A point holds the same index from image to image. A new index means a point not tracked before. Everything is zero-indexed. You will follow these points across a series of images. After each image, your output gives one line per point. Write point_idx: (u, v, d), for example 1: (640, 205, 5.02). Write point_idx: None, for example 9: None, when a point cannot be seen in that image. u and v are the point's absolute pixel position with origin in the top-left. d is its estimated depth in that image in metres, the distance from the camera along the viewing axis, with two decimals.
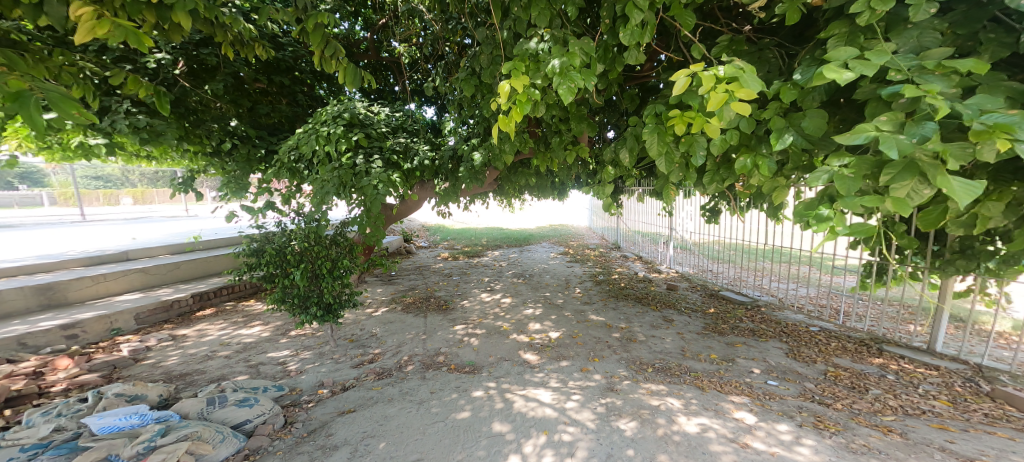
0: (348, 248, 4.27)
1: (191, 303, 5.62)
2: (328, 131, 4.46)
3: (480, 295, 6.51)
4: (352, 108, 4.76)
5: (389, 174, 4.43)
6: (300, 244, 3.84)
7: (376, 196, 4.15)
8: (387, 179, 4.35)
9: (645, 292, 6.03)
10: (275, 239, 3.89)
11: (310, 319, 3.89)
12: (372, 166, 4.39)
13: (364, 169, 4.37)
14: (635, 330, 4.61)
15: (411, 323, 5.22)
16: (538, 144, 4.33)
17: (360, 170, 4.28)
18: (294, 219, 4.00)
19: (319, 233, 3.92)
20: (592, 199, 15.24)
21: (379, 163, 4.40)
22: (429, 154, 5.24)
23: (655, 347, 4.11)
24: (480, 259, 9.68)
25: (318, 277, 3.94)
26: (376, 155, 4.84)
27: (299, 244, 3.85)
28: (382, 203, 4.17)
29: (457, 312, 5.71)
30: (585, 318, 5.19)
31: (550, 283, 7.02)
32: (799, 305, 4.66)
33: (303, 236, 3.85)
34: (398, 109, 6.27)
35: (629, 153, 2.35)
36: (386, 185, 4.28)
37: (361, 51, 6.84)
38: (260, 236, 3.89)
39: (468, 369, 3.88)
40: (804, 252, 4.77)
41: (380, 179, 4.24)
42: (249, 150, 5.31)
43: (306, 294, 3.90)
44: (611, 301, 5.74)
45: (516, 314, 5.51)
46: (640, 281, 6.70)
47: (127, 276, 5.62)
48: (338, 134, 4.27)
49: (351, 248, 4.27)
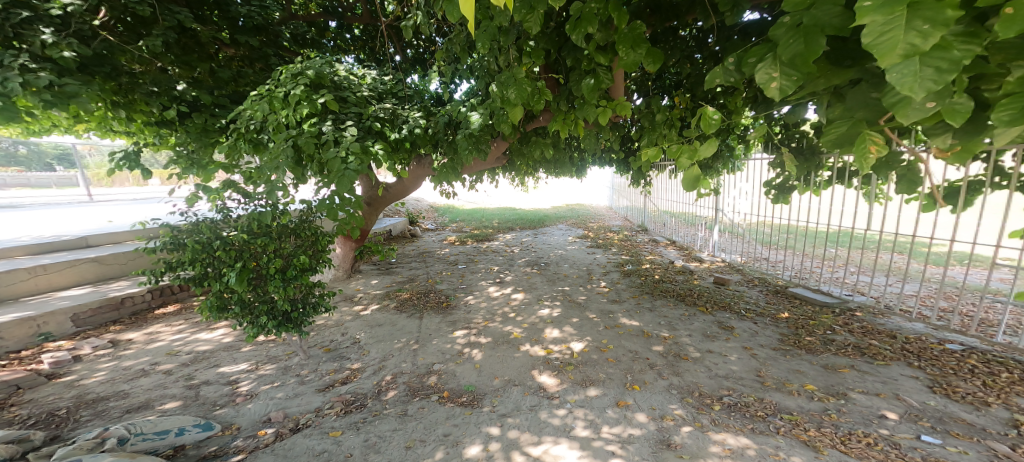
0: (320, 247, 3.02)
1: (150, 300, 4.78)
2: (285, 91, 3.13)
3: (488, 289, 5.53)
4: (317, 65, 3.39)
5: (369, 144, 3.41)
6: (240, 234, 2.58)
7: (344, 167, 2.88)
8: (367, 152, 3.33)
9: (690, 288, 4.89)
10: (203, 233, 2.55)
11: (259, 332, 2.70)
12: (346, 135, 3.15)
13: (331, 138, 3.08)
14: (684, 343, 3.56)
15: (402, 328, 4.27)
16: (560, 100, 3.26)
17: (328, 140, 3.02)
18: (241, 204, 2.70)
19: (263, 220, 2.59)
20: (614, 176, 13.90)
21: (356, 130, 3.20)
22: (424, 124, 4.08)
23: (716, 368, 3.09)
24: (490, 244, 8.66)
25: (264, 277, 2.68)
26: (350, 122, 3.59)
27: (238, 234, 2.58)
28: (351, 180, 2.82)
29: (459, 311, 4.74)
30: (616, 322, 4.16)
31: (570, 274, 5.97)
32: (904, 312, 3.52)
33: (256, 231, 2.61)
34: (386, 72, 5.18)
35: (779, 76, 1.16)
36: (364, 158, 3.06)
37: (355, 16, 5.82)
38: (188, 226, 2.61)
39: (465, 399, 2.93)
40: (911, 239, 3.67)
41: (351, 149, 3.01)
42: (205, 118, 3.67)
43: (260, 300, 2.71)
44: (646, 300, 4.66)
45: (530, 315, 4.54)
46: (678, 273, 5.54)
47: (77, 267, 4.81)
48: (299, 94, 3.01)
49: (321, 252, 2.99)
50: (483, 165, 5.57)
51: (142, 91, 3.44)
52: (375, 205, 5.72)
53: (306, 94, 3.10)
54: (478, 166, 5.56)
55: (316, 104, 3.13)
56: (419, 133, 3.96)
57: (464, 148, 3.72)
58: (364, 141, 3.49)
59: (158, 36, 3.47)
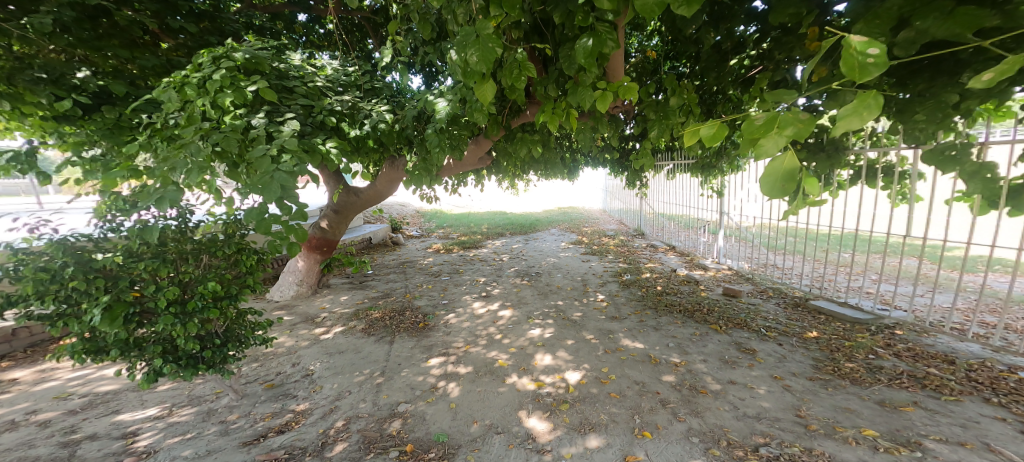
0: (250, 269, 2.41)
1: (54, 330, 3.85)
2: (203, 75, 2.48)
3: (471, 305, 4.92)
4: (251, 48, 2.79)
5: (316, 142, 2.80)
6: (116, 256, 1.87)
7: (271, 168, 2.18)
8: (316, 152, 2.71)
9: (698, 301, 4.28)
10: (56, 254, 1.82)
11: (150, 380, 2.01)
12: (283, 130, 2.52)
13: (262, 133, 2.45)
14: (700, 372, 2.99)
15: (366, 355, 3.63)
16: (549, 82, 2.73)
17: (257, 134, 2.37)
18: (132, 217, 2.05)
19: (146, 237, 1.86)
20: (607, 177, 13.43)
21: (296, 125, 2.59)
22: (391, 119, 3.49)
23: (745, 407, 2.51)
24: (477, 252, 8.06)
25: (149, 313, 1.97)
26: (297, 116, 2.97)
27: (116, 256, 1.88)
28: (278, 185, 2.11)
29: (437, 333, 4.13)
30: (617, 346, 3.60)
31: (562, 286, 5.39)
32: (955, 327, 2.99)
33: (138, 253, 1.94)
34: (352, 62, 4.58)
35: None
36: (303, 158, 2.41)
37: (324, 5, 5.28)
38: (44, 243, 1.90)
39: (434, 455, 2.33)
40: (938, 244, 3.12)
41: (285, 146, 2.36)
42: (118, 112, 3.10)
43: (147, 341, 2.01)
44: (648, 317, 4.09)
45: (518, 337, 3.94)
46: (682, 283, 4.97)
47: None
48: (220, 78, 2.37)
49: (242, 277, 2.33)
50: (462, 166, 4.98)
51: (25, 77, 2.80)
52: (344, 213, 5.01)
53: (230, 79, 2.46)
54: (458, 168, 4.99)
55: (245, 91, 2.50)
56: (385, 129, 3.36)
57: (434, 146, 3.13)
58: (310, 138, 2.88)
59: (49, 14, 2.90)
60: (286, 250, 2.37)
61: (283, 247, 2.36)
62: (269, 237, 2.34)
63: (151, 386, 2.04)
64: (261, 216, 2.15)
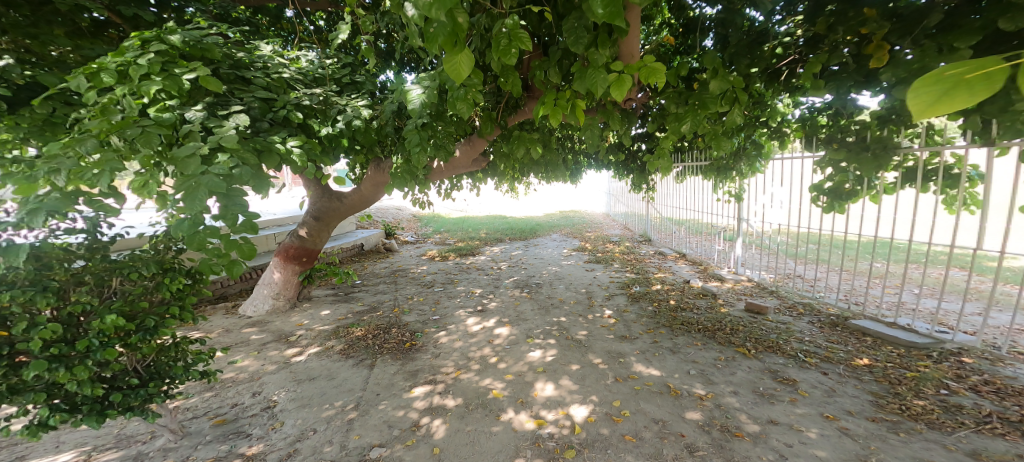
0: (180, 292, 1.96)
1: None
2: (127, 61, 2.04)
3: (464, 322, 4.44)
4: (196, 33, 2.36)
5: (271, 140, 2.35)
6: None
7: (201, 169, 1.73)
8: (270, 151, 2.26)
9: (718, 317, 3.79)
10: None
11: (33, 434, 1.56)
12: (226, 124, 2.08)
13: (197, 129, 1.98)
14: (733, 408, 2.50)
15: (340, 382, 3.15)
16: (549, 65, 2.28)
17: (189, 129, 1.90)
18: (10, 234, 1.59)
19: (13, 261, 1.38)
20: (611, 180, 12.98)
21: (244, 119, 2.15)
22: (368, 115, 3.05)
23: (797, 458, 2.02)
24: (474, 260, 7.59)
25: (29, 352, 1.52)
26: (252, 110, 2.51)
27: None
28: (205, 190, 1.62)
29: (423, 355, 3.65)
30: (629, 373, 3.13)
31: (565, 299, 4.92)
32: None
33: (7, 281, 1.48)
34: (332, 54, 4.17)
35: None
36: (247, 157, 1.96)
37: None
38: None
39: None
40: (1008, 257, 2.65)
41: (223, 143, 1.89)
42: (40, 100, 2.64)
43: (28, 387, 1.56)
44: (663, 337, 3.62)
45: (516, 362, 3.46)
46: (698, 296, 4.49)
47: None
48: (144, 62, 1.92)
49: (166, 305, 1.88)
50: (454, 168, 4.52)
51: None
52: (325, 219, 4.54)
53: (160, 65, 2.03)
54: (450, 171, 4.54)
55: (179, 79, 2.06)
56: (360, 125, 2.92)
57: (414, 144, 2.68)
58: (265, 135, 2.44)
59: None
60: (229, 270, 1.91)
61: (225, 266, 1.90)
62: (204, 254, 1.88)
63: (35, 442, 1.59)
64: (190, 229, 1.70)
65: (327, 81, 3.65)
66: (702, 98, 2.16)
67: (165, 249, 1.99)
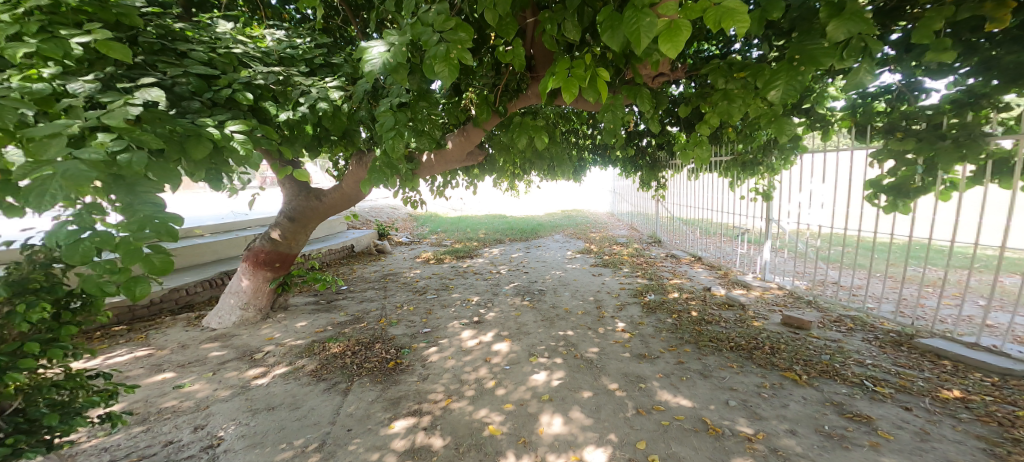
0: (51, 321, 1.46)
1: None
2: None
3: (457, 335, 3.89)
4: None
5: (202, 122, 1.84)
6: None
7: (67, 153, 1.22)
8: (198, 135, 1.75)
9: (752, 332, 3.26)
10: None
11: None
12: (126, 100, 1.58)
13: (81, 107, 1.48)
14: (797, 455, 1.95)
15: (306, 411, 2.60)
16: (566, 16, 1.76)
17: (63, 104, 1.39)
18: None
19: None
20: (616, 179, 12.46)
21: (158, 95, 1.66)
22: (339, 97, 2.55)
23: None
24: (471, 263, 7.05)
25: None
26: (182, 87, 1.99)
27: None
28: (57, 183, 1.10)
29: (409, 377, 3.11)
30: (656, 403, 2.59)
31: (572, 309, 4.38)
32: None
33: None
34: (306, 33, 3.66)
35: None
36: (146, 141, 1.43)
37: None
38: None
39: None
40: None
41: (106, 122, 1.38)
42: None
43: None
44: (691, 357, 3.08)
45: (517, 387, 2.92)
46: (723, 306, 3.95)
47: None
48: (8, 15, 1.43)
49: (23, 341, 1.37)
50: (446, 162, 3.98)
51: None
52: (302, 220, 3.99)
53: (37, 23, 1.53)
54: (443, 165, 4.01)
55: (66, 42, 1.57)
56: (327, 109, 2.41)
57: (387, 129, 2.14)
58: (194, 115, 1.92)
59: None
60: (127, 291, 1.30)
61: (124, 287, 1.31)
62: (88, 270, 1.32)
63: None
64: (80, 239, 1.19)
65: (297, 62, 3.15)
66: (809, 50, 1.48)
67: (42, 263, 1.49)
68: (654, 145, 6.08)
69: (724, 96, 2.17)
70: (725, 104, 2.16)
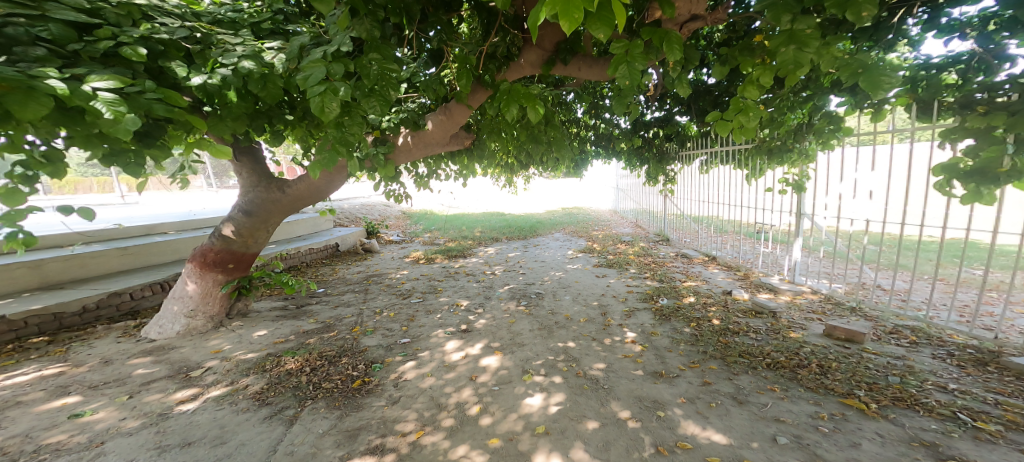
0: None
1: None
2: None
3: (439, 347, 3.33)
4: None
5: (40, 71, 1.30)
6: None
7: None
8: (30, 87, 1.22)
9: (791, 346, 2.69)
10: None
11: None
12: None
13: None
14: None
15: (235, 449, 2.04)
16: None
17: None
18: None
19: None
20: (620, 174, 11.89)
21: None
22: (274, 57, 2.02)
23: None
24: (464, 264, 6.49)
25: None
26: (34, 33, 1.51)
27: None
28: None
29: (374, 401, 2.55)
30: (683, 439, 2.02)
31: (574, 316, 3.81)
32: None
33: None
34: None
35: None
36: None
37: None
38: None
39: None
40: None
41: None
42: None
43: None
44: (721, 376, 2.51)
45: (505, 415, 2.35)
46: (750, 313, 3.39)
47: (43, 266, 3.73)
48: None
49: None
50: (426, 146, 3.41)
51: None
52: (259, 215, 3.44)
53: None
54: (424, 150, 3.44)
55: None
56: (253, 69, 1.90)
57: (315, 80, 1.53)
58: (33, 65, 1.38)
59: None
60: None
61: None
62: None
63: None
64: None
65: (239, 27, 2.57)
66: None
67: None
68: (663, 134, 5.54)
69: (789, 39, 1.52)
70: (791, 50, 1.51)
